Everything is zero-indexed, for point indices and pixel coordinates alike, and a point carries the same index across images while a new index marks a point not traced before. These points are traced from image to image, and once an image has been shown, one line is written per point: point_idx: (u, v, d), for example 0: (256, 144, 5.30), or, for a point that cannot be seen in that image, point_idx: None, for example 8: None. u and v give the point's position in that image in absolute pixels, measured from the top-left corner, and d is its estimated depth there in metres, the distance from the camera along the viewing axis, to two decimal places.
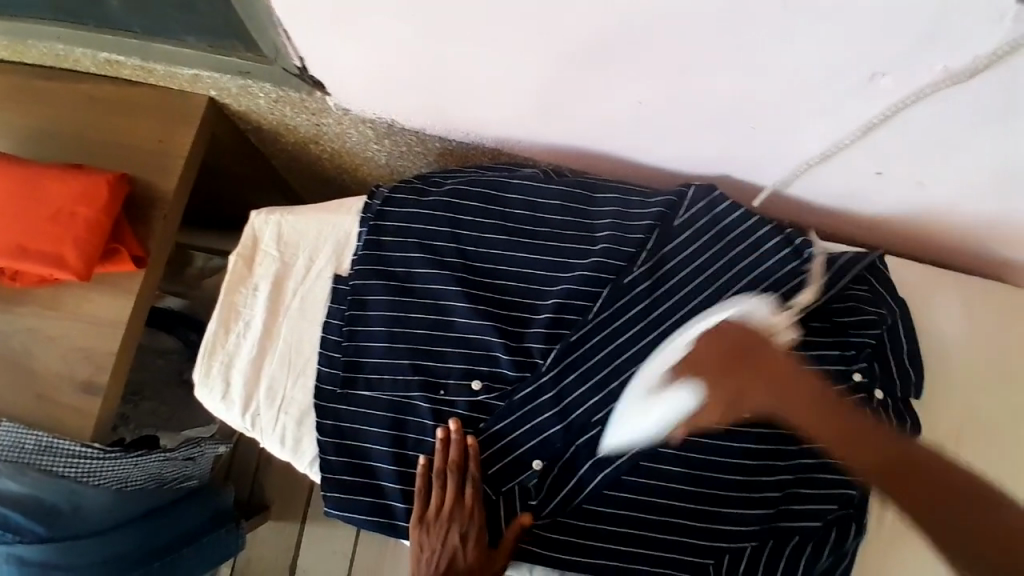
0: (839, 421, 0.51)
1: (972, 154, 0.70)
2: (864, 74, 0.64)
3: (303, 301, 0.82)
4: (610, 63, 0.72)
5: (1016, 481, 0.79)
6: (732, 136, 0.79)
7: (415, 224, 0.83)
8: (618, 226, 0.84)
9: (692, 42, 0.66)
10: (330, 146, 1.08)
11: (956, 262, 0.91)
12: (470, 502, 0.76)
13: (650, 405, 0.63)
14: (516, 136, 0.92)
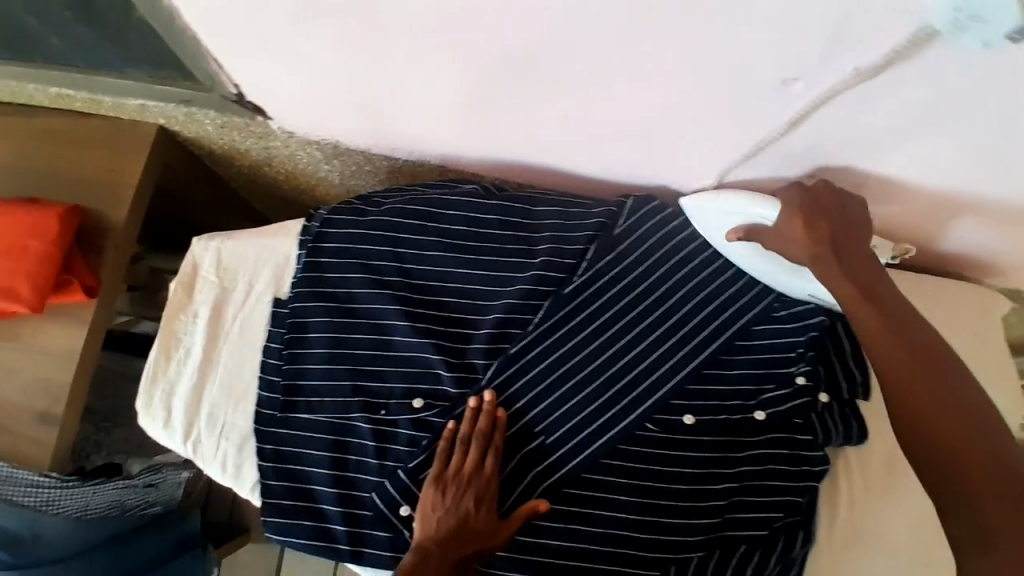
0: (878, 304, 0.70)
1: (900, 154, 0.69)
2: (777, 80, 0.64)
3: (244, 326, 0.83)
4: (531, 76, 0.73)
5: None
6: (660, 144, 0.79)
7: (352, 244, 0.83)
8: (558, 239, 0.84)
9: (604, 52, 0.66)
10: (284, 168, 1.09)
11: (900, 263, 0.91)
12: (489, 468, 0.75)
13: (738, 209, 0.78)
14: (456, 153, 0.93)
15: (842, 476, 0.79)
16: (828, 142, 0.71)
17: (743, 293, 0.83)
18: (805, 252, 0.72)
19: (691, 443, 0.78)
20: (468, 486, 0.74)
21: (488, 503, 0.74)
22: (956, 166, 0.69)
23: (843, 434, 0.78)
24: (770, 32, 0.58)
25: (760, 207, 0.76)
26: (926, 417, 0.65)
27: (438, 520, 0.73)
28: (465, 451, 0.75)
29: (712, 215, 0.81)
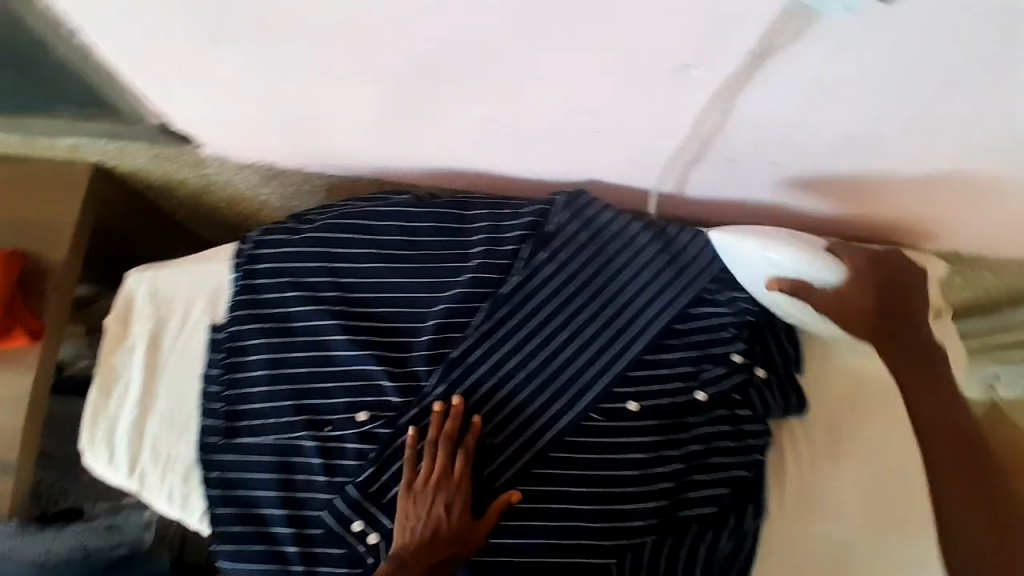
0: (921, 360, 0.74)
1: (811, 129, 0.73)
2: (676, 66, 0.66)
3: (183, 356, 0.83)
4: (442, 79, 0.74)
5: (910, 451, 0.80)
6: (580, 138, 0.81)
7: (287, 263, 0.83)
8: (492, 240, 0.84)
9: (511, 49, 0.68)
10: (224, 195, 1.08)
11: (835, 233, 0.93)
12: (460, 471, 0.75)
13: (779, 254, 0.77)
14: (388, 165, 0.93)
15: (788, 448, 0.80)
16: (735, 123, 0.73)
17: (675, 278, 0.85)
18: (860, 297, 0.75)
19: (637, 427, 0.80)
20: (441, 492, 0.74)
21: (460, 506, 0.74)
22: (856, 132, 0.72)
23: (781, 405, 0.80)
24: (658, 17, 0.61)
25: (812, 265, 0.76)
26: (952, 445, 0.69)
27: (412, 529, 0.73)
28: (434, 456, 0.75)
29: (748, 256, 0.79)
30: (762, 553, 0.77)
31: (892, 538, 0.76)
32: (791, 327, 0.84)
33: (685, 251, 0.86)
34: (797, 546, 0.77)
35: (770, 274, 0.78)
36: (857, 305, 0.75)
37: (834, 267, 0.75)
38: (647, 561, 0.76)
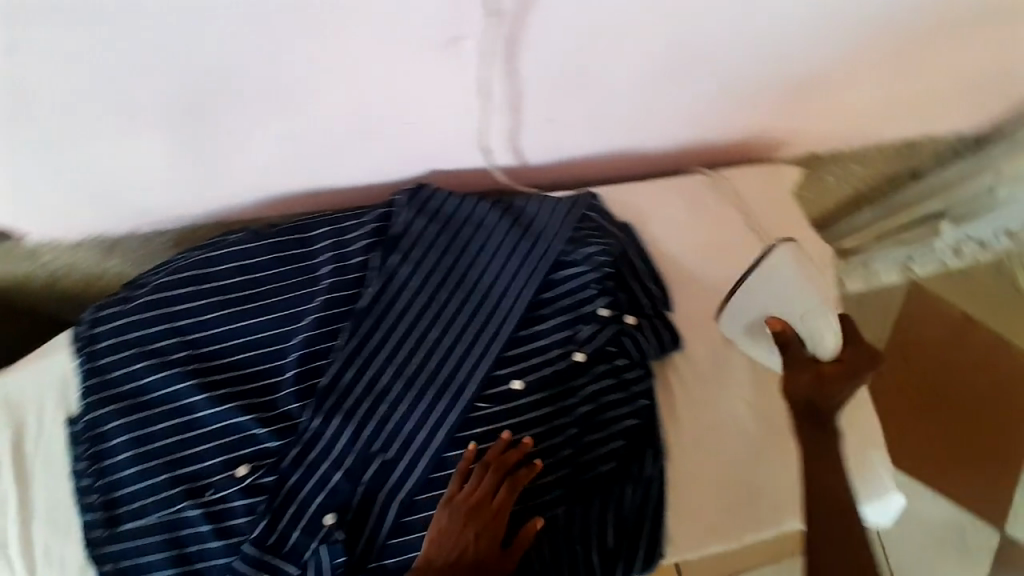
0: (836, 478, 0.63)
1: (604, 79, 0.76)
2: (444, 43, 0.67)
3: (47, 457, 0.79)
4: (227, 103, 0.72)
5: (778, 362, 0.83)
6: (394, 134, 0.79)
7: (127, 334, 0.79)
8: (337, 256, 0.81)
9: (283, 55, 0.67)
10: (76, 283, 1.02)
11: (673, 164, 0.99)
12: (499, 501, 0.73)
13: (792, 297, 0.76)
14: (222, 209, 0.88)
15: (675, 382, 0.83)
16: (532, 86, 0.73)
17: (526, 249, 0.83)
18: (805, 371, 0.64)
19: (525, 405, 0.79)
20: (477, 519, 0.73)
21: (493, 536, 0.73)
22: (642, 61, 0.76)
23: (655, 346, 0.82)
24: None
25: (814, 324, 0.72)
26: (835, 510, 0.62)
27: (440, 546, 0.72)
28: (477, 484, 0.74)
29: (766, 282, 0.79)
30: (667, 489, 0.80)
31: (773, 442, 0.82)
32: (651, 268, 0.85)
33: (536, 217, 0.84)
34: (693, 475, 0.81)
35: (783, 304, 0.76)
36: (830, 383, 0.64)
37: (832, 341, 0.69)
38: (559, 536, 0.76)
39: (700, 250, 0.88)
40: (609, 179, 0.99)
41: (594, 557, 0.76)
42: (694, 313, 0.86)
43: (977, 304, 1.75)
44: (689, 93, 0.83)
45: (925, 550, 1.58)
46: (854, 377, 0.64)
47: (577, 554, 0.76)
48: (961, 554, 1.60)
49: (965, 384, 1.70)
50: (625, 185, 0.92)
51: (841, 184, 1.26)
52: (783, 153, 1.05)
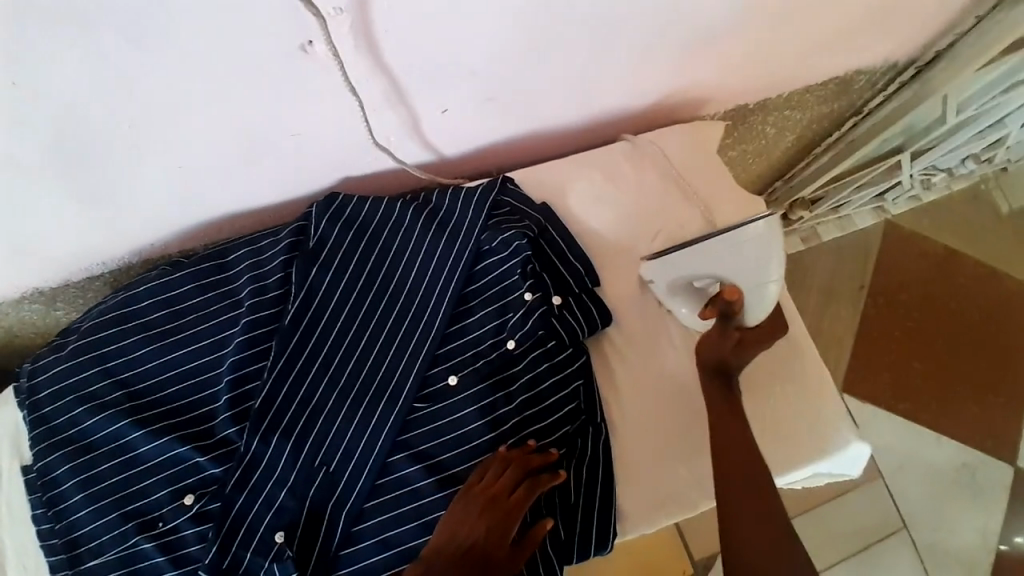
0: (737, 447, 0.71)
1: (485, 57, 0.74)
2: (298, 48, 0.64)
3: (9, 506, 0.82)
4: (103, 147, 0.70)
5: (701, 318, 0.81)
6: (289, 148, 0.78)
7: (64, 381, 0.80)
8: (258, 277, 0.82)
9: (141, 92, 0.64)
10: (31, 336, 1.04)
11: (592, 136, 0.98)
12: (517, 499, 0.71)
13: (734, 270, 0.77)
14: (145, 243, 0.89)
15: (612, 355, 0.83)
16: (412, 77, 0.72)
17: (447, 243, 0.83)
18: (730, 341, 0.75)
19: (462, 400, 0.79)
20: (495, 512, 0.71)
21: (509, 530, 0.70)
22: (520, 34, 0.73)
23: (585, 323, 0.81)
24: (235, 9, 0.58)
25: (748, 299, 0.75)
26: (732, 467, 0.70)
27: (452, 537, 0.70)
28: (498, 477, 0.72)
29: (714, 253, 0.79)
30: (616, 462, 0.79)
31: None
32: (574, 243, 0.84)
33: (452, 210, 0.84)
34: (641, 446, 0.80)
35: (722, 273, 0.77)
36: (746, 349, 0.76)
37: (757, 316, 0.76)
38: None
39: (626, 219, 0.88)
40: (534, 160, 0.99)
41: (547, 545, 0.75)
42: (626, 283, 0.85)
43: (955, 235, 1.72)
44: (584, 57, 0.81)
45: (932, 490, 1.56)
46: (768, 340, 0.76)
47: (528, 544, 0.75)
48: (970, 489, 1.57)
49: (951, 317, 1.67)
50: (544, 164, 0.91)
51: (784, 132, 1.26)
52: (705, 109, 1.04)
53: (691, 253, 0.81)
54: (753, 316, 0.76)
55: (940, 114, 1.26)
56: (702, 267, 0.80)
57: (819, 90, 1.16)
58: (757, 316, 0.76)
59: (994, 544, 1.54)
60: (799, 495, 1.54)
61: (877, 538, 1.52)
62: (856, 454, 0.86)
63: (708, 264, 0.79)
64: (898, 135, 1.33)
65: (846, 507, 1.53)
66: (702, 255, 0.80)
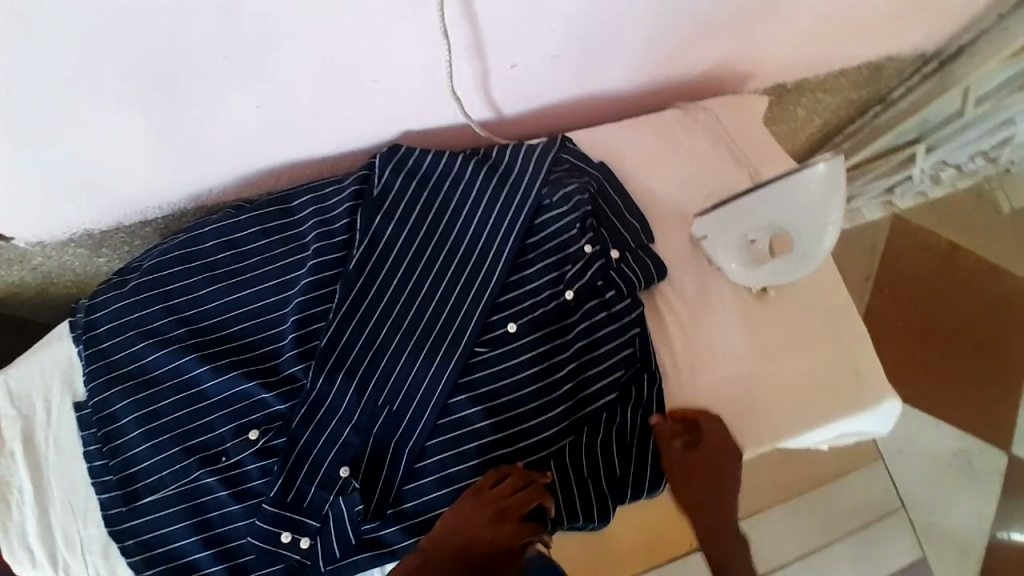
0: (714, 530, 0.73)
1: (561, 14, 0.77)
2: None
3: (57, 444, 0.80)
4: (186, 80, 0.71)
5: (752, 278, 0.85)
6: (362, 95, 0.80)
7: (126, 316, 0.81)
8: (322, 222, 0.83)
9: (231, 23, 0.66)
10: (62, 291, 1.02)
11: (640, 107, 1.02)
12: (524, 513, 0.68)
13: (797, 221, 0.79)
14: (202, 187, 0.90)
15: (665, 309, 0.86)
16: (493, 29, 0.75)
17: (509, 195, 0.85)
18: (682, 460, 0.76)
19: (523, 346, 0.81)
20: (506, 525, 0.66)
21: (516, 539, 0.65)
22: None
23: (642, 277, 0.84)
24: None
25: (808, 248, 0.81)
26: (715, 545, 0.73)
27: (451, 530, 0.66)
28: (518, 499, 0.70)
29: (774, 204, 0.79)
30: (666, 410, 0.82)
31: (767, 358, 0.85)
32: (630, 201, 0.87)
33: (514, 165, 0.86)
34: (693, 398, 0.83)
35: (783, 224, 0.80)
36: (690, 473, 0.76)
37: (809, 261, 0.82)
38: (564, 467, 0.77)
39: (678, 182, 0.91)
40: (582, 124, 1.00)
41: (603, 488, 0.78)
42: (678, 242, 0.89)
43: (961, 230, 1.71)
44: (649, 22, 0.84)
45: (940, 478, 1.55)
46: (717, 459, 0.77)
47: (585, 486, 0.77)
48: (967, 477, 1.55)
49: (958, 304, 1.67)
50: (599, 127, 0.94)
51: (812, 117, 1.28)
52: (746, 86, 1.08)
53: (745, 205, 0.82)
54: (808, 263, 0.82)
55: (959, 107, 1.30)
56: (758, 220, 0.82)
57: (852, 74, 1.19)
58: (811, 263, 0.82)
59: (991, 531, 1.52)
60: (803, 470, 1.47)
61: (874, 518, 1.48)
62: (887, 412, 0.90)
63: (763, 216, 0.81)
64: (912, 129, 1.34)
65: (850, 485, 1.48)
66: (761, 207, 0.80)
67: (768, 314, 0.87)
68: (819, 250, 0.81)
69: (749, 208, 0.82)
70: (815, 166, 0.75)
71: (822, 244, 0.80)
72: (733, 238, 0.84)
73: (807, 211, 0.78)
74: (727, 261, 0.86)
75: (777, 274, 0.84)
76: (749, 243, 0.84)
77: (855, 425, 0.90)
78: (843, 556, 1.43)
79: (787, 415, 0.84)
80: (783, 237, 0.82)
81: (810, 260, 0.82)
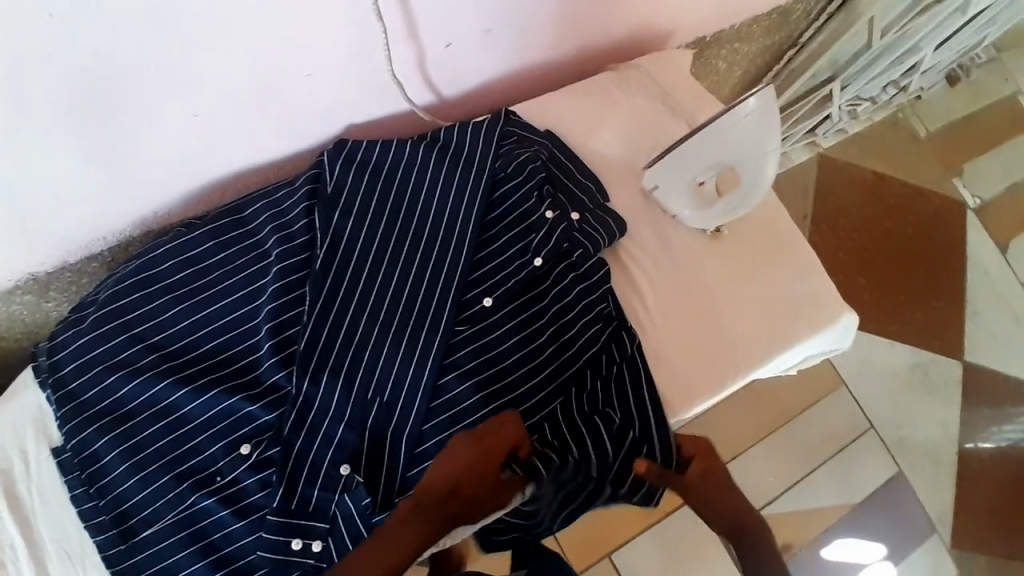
0: None
1: None
2: None
3: (42, 494, 0.77)
4: (118, 97, 0.69)
5: (705, 220, 0.89)
6: (301, 92, 0.80)
7: (90, 352, 0.78)
8: (280, 227, 0.82)
9: (159, 30, 0.64)
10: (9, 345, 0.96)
11: (574, 75, 1.04)
12: None
13: (739, 155, 0.84)
14: (149, 210, 0.87)
15: (630, 262, 0.89)
16: (424, 10, 0.76)
17: (464, 173, 0.86)
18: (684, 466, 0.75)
19: (502, 317, 0.83)
20: None
21: None
22: None
23: (605, 233, 0.87)
24: None
25: (753, 180, 0.85)
26: None
27: None
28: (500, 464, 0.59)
29: (715, 143, 0.84)
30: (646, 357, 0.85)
31: (731, 294, 0.89)
32: (580, 164, 0.90)
33: (464, 144, 0.88)
34: (669, 343, 0.86)
35: (727, 160, 0.85)
36: None
37: (756, 193, 0.86)
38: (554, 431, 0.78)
39: (622, 140, 0.94)
40: (522, 98, 1.02)
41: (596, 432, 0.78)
42: (633, 198, 0.92)
43: (884, 157, 1.77)
44: None
45: (907, 393, 1.57)
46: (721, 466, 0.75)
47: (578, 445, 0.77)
48: (926, 387, 1.58)
49: (896, 220, 1.72)
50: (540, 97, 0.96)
51: (733, 68, 1.34)
52: (669, 45, 1.12)
53: (688, 148, 0.86)
54: (756, 194, 0.87)
55: (866, 42, 1.36)
56: (702, 161, 0.86)
57: (764, 21, 1.25)
58: (759, 193, 0.86)
59: (959, 441, 1.55)
60: (778, 402, 1.51)
61: (848, 441, 1.51)
62: (846, 327, 0.95)
63: (707, 156, 0.85)
64: (825, 68, 1.40)
65: (825, 412, 1.52)
66: (705, 147, 0.85)
67: (725, 252, 0.91)
68: (763, 181, 0.86)
69: (693, 150, 0.86)
70: (746, 100, 0.81)
71: (765, 174, 0.85)
72: (683, 184, 0.88)
73: (747, 144, 0.83)
74: (681, 208, 0.89)
75: (729, 211, 0.88)
76: (699, 186, 0.88)
77: (819, 344, 0.94)
78: (825, 483, 1.47)
79: (761, 343, 0.88)
80: (728, 174, 0.86)
81: (757, 191, 0.86)
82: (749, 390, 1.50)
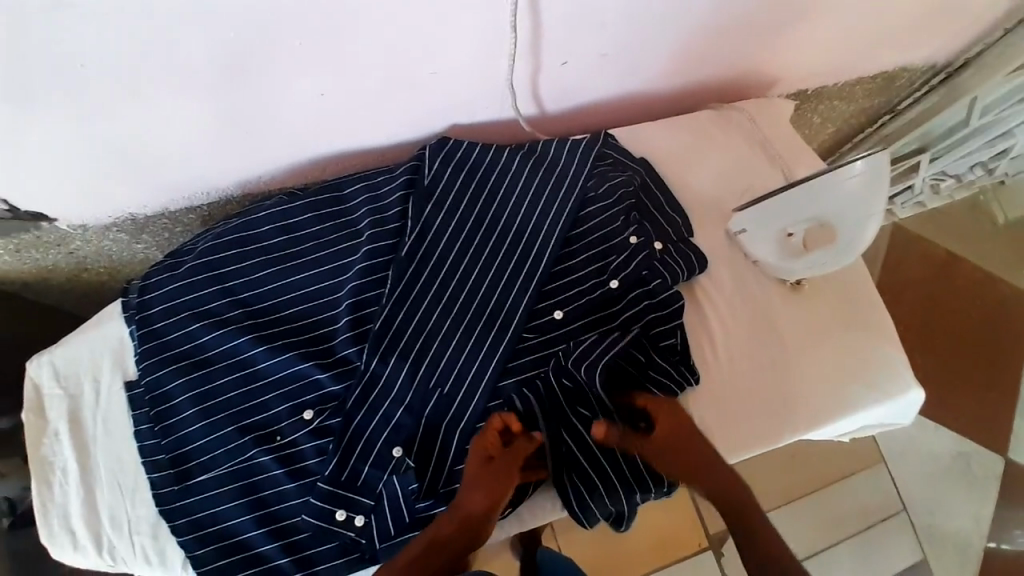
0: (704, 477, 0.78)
1: (615, 16, 0.81)
2: None
3: (106, 424, 0.81)
4: (260, 65, 0.74)
5: (791, 270, 0.89)
6: (417, 87, 0.83)
7: (180, 297, 0.82)
8: (375, 208, 0.86)
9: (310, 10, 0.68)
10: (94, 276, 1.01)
11: (673, 109, 1.05)
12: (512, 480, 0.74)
13: (837, 215, 0.83)
14: (251, 172, 0.91)
15: (704, 301, 0.89)
16: (552, 27, 0.79)
17: (557, 187, 0.88)
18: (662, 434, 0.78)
19: (571, 332, 0.84)
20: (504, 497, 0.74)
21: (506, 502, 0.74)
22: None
23: (685, 268, 0.87)
24: None
25: (847, 243, 0.84)
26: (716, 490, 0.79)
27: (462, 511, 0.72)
28: (510, 446, 0.75)
29: (815, 198, 0.84)
30: (706, 397, 0.85)
31: (800, 349, 0.88)
32: (670, 196, 0.91)
33: (562, 158, 0.90)
34: (732, 386, 0.86)
35: (824, 218, 0.84)
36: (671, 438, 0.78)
37: (849, 255, 0.86)
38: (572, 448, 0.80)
39: (712, 180, 0.95)
40: (618, 122, 1.03)
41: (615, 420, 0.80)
42: (716, 238, 0.92)
43: (961, 238, 1.72)
44: (692, 26, 0.88)
45: (950, 482, 1.51)
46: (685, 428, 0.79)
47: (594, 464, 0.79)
48: (971, 480, 1.52)
49: (965, 303, 1.67)
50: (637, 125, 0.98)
51: (826, 124, 1.33)
52: (769, 94, 1.11)
53: (786, 199, 0.86)
54: (847, 256, 0.86)
55: (964, 116, 1.29)
56: (797, 214, 0.86)
57: (867, 83, 1.24)
58: (851, 255, 0.85)
59: (996, 543, 1.49)
60: (814, 467, 1.47)
61: (877, 519, 1.46)
62: (910, 403, 0.93)
63: (805, 209, 0.85)
64: (918, 140, 1.37)
65: (860, 485, 1.47)
66: (804, 200, 0.85)
67: (800, 306, 0.91)
68: (857, 245, 0.84)
69: (791, 199, 0.86)
70: (855, 163, 0.80)
71: (860, 238, 0.84)
72: (774, 232, 0.88)
73: (847, 204, 0.82)
74: (765, 255, 0.90)
75: (816, 267, 0.88)
76: (792, 237, 0.88)
77: (878, 416, 0.93)
78: (847, 558, 1.42)
79: (824, 403, 0.87)
80: (822, 231, 0.85)
81: (849, 253, 0.85)
82: (786, 449, 1.46)
